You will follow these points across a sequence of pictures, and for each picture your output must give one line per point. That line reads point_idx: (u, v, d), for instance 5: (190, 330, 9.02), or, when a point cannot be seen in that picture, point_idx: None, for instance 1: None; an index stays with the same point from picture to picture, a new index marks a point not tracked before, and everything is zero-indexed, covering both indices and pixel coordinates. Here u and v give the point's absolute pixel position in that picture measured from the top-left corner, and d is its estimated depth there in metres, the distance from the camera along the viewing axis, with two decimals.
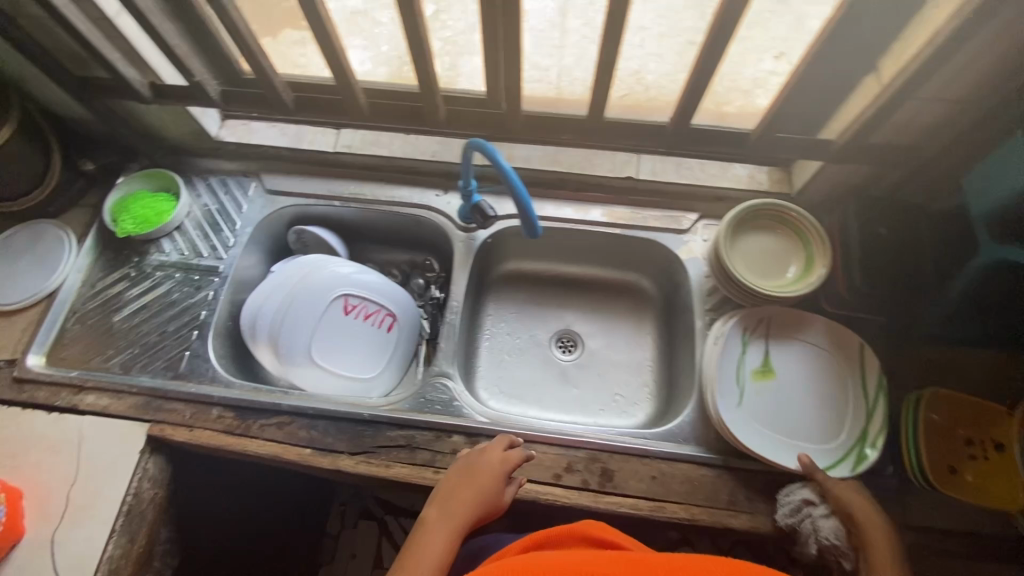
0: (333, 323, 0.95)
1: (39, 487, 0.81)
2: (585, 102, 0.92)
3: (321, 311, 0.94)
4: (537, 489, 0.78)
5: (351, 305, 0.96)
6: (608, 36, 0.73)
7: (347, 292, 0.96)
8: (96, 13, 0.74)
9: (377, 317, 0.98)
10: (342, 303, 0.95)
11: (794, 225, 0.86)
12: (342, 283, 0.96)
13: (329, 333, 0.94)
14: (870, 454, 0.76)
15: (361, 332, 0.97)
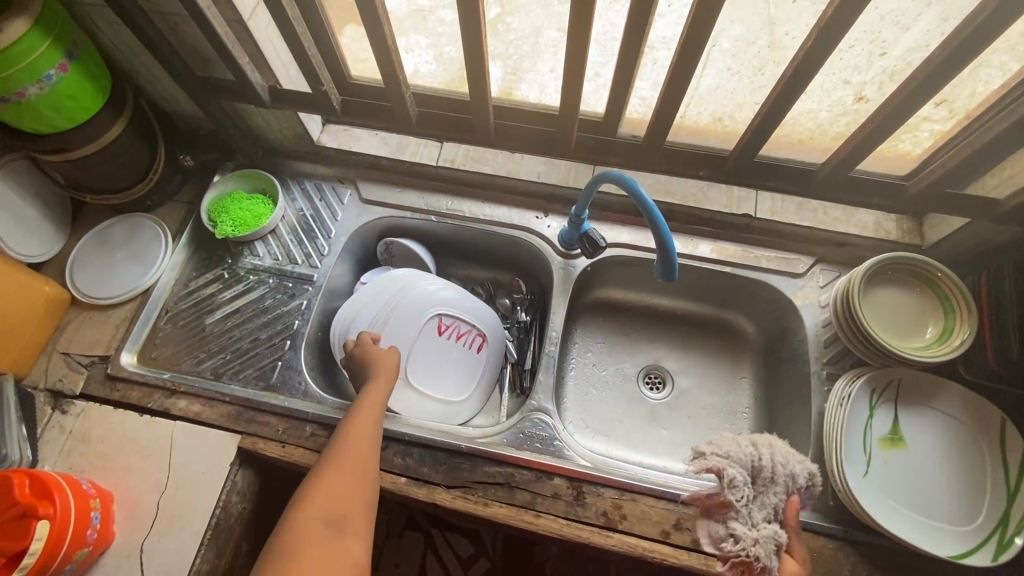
0: (430, 344, 0.91)
1: (129, 491, 0.79)
2: (725, 136, 0.87)
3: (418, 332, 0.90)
4: (645, 546, 0.73)
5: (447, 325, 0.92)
6: (794, 79, 0.69)
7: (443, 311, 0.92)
8: (232, 15, 0.72)
9: (469, 338, 0.94)
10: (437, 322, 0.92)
11: (935, 284, 0.79)
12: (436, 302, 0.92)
13: (424, 353, 0.90)
14: (1016, 542, 0.69)
15: (455, 354, 0.93)
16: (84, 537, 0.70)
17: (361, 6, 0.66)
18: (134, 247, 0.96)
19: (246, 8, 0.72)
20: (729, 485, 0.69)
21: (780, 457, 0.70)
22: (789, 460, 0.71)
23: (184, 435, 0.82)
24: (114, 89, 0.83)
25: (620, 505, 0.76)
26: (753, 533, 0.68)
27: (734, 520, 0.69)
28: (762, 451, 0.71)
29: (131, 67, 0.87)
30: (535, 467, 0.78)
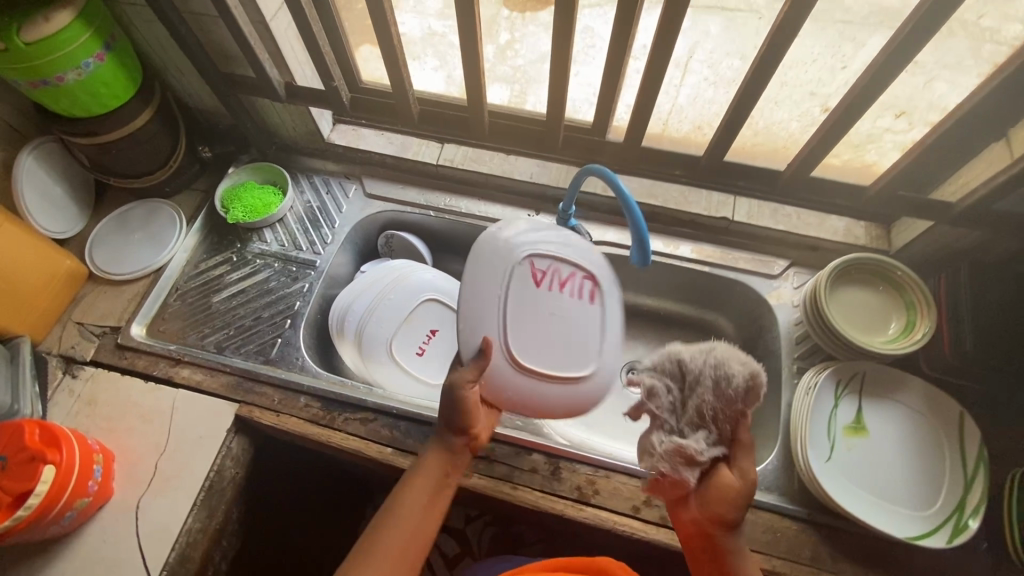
0: (533, 302, 0.69)
1: (130, 452, 0.84)
2: (701, 144, 0.93)
3: (519, 288, 0.69)
4: (616, 519, 0.77)
5: (534, 269, 0.70)
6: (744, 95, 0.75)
7: (530, 251, 0.71)
8: (257, 16, 0.80)
9: (573, 283, 0.71)
10: (529, 267, 0.70)
11: (899, 284, 0.84)
12: (514, 241, 0.71)
13: (540, 314, 0.69)
14: (970, 525, 0.72)
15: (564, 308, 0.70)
16: (85, 487, 0.75)
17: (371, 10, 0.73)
18: (150, 228, 1.02)
19: (270, 10, 0.80)
20: (650, 397, 0.57)
21: (707, 357, 0.56)
22: (710, 348, 0.57)
23: (186, 401, 0.87)
24: (143, 82, 0.91)
25: (593, 481, 0.79)
26: (670, 441, 0.56)
27: (657, 431, 0.58)
28: (689, 350, 0.58)
29: (161, 62, 0.95)
30: (515, 443, 0.82)
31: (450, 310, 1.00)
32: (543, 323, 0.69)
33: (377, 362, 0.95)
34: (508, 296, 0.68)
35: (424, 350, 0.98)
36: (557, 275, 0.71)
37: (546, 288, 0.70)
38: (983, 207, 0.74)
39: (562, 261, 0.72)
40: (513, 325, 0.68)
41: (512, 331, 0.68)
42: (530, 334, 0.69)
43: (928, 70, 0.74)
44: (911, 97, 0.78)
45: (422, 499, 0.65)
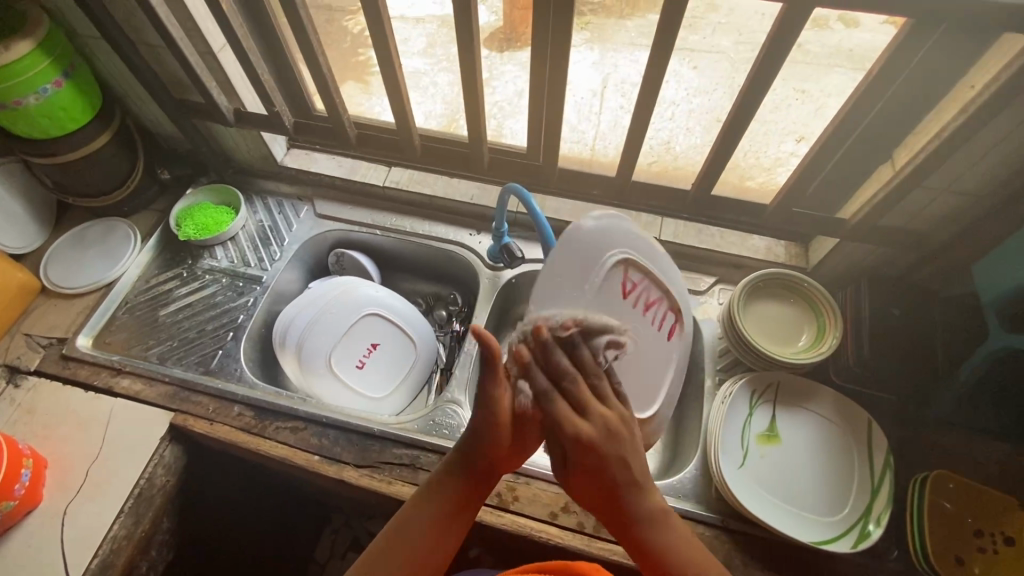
0: (619, 313, 0.65)
1: (64, 458, 0.86)
2: (613, 165, 0.99)
3: (611, 298, 0.64)
4: (533, 526, 0.78)
5: (625, 280, 0.66)
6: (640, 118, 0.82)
7: (626, 260, 0.65)
8: (204, 47, 0.88)
9: (655, 313, 0.70)
10: (621, 276, 0.65)
11: (809, 297, 0.88)
12: (623, 243, 0.65)
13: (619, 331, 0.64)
14: (873, 531, 0.74)
15: (642, 333, 0.68)
16: (11, 490, 0.76)
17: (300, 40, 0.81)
18: (105, 245, 1.07)
19: (216, 42, 0.88)
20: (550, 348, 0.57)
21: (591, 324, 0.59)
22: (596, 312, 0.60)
23: (122, 410, 0.89)
24: (103, 106, 0.97)
25: (513, 488, 0.81)
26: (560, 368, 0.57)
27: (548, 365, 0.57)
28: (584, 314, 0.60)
29: (123, 90, 1.02)
30: (438, 451, 0.84)
31: (392, 324, 1.02)
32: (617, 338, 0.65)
33: (314, 375, 0.96)
34: (591, 292, 0.62)
35: (365, 363, 1.00)
36: (647, 296, 0.68)
37: (632, 303, 0.66)
38: (870, 221, 0.80)
39: (654, 286, 0.69)
40: (577, 310, 0.60)
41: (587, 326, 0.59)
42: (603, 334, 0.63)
43: (817, 97, 0.81)
44: (807, 122, 0.84)
45: (445, 506, 0.57)
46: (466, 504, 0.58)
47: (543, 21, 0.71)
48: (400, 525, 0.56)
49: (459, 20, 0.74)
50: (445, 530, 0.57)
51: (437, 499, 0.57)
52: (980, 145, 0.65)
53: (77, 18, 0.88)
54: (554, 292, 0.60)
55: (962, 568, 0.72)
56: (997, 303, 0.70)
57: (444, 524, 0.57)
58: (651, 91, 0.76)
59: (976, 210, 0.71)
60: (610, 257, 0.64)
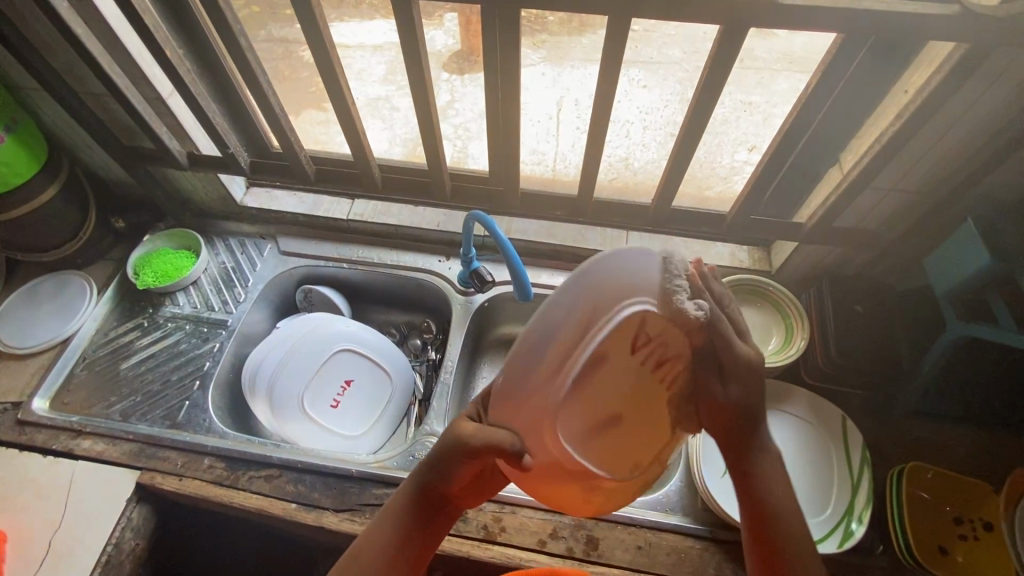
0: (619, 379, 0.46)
1: (23, 531, 0.81)
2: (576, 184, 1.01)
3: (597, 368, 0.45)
4: (522, 555, 0.77)
5: (640, 337, 0.45)
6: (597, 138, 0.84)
7: (643, 312, 0.44)
8: (151, 93, 0.86)
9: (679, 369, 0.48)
10: (633, 333, 0.45)
11: (775, 300, 0.90)
12: (642, 286, 0.45)
13: (611, 396, 0.47)
14: (856, 529, 0.74)
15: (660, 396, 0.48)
16: None
17: (250, 82, 0.81)
18: (59, 300, 1.03)
19: (164, 87, 0.86)
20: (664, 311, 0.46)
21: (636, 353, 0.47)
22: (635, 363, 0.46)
23: (85, 473, 0.85)
24: (49, 158, 0.94)
25: (499, 518, 0.80)
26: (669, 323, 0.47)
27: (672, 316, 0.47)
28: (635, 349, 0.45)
29: (69, 140, 0.99)
30: None
31: (365, 358, 1.00)
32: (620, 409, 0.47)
33: (286, 417, 0.93)
34: (585, 359, 0.45)
35: (339, 401, 0.97)
36: (670, 353, 0.46)
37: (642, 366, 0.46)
38: (825, 223, 0.82)
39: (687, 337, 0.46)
40: (574, 398, 0.46)
41: (569, 404, 0.47)
42: (590, 417, 0.47)
43: (763, 108, 0.84)
44: (756, 132, 0.87)
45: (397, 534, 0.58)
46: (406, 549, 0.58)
47: (492, 51, 0.72)
48: (355, 554, 0.57)
49: (407, 56, 0.75)
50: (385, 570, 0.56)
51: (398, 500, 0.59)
52: (918, 146, 0.68)
53: (16, 72, 0.86)
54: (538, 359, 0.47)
55: (946, 557, 0.72)
56: (951, 297, 0.72)
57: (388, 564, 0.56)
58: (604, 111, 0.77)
59: (921, 207, 0.74)
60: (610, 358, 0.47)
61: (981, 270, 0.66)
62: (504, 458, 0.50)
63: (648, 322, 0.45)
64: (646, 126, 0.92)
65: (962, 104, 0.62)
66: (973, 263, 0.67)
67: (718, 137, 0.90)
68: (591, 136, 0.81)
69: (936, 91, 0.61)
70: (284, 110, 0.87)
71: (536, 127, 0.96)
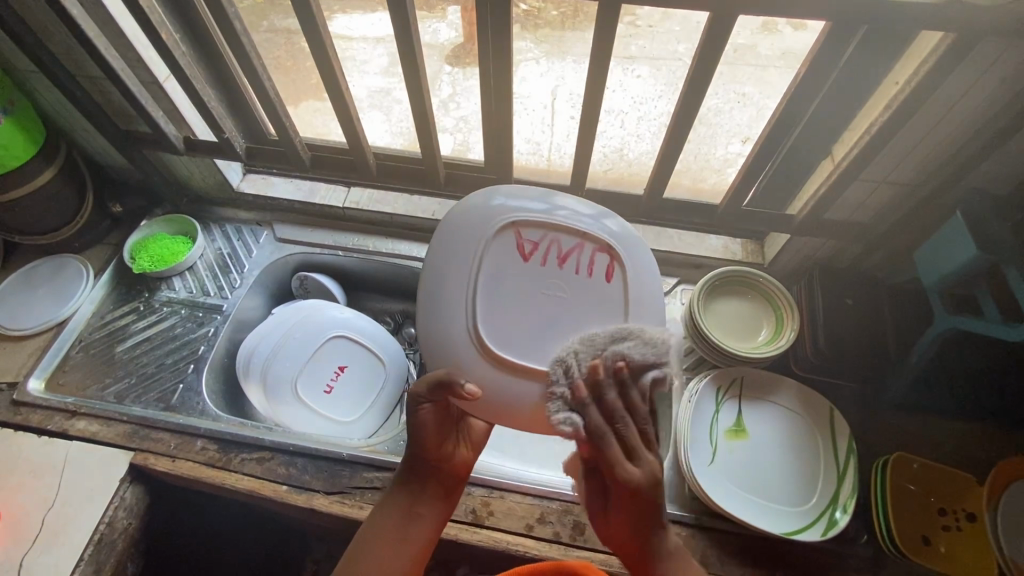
0: (518, 279, 0.64)
1: (17, 508, 0.82)
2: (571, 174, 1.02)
3: (501, 262, 0.64)
4: (509, 539, 0.78)
5: (522, 242, 0.65)
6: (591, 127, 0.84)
7: (515, 222, 0.66)
8: (148, 77, 0.87)
9: (575, 258, 0.65)
10: (513, 239, 0.65)
11: (766, 293, 0.90)
12: (508, 207, 0.66)
13: (521, 293, 0.64)
14: (840, 518, 0.75)
15: (561, 286, 0.64)
16: None
17: (246, 67, 0.81)
18: (56, 283, 1.03)
19: (160, 72, 0.87)
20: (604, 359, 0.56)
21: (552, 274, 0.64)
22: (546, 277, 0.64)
23: (79, 453, 0.86)
24: (47, 141, 0.94)
25: (487, 503, 0.80)
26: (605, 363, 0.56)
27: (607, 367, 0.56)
28: (538, 249, 0.65)
29: (67, 124, 1.00)
30: None
31: (359, 345, 1.01)
32: (535, 299, 0.64)
33: (279, 402, 0.94)
34: (484, 270, 0.63)
35: (332, 387, 0.98)
36: (552, 252, 0.65)
37: (535, 264, 0.65)
38: (816, 216, 0.82)
39: (561, 235, 0.66)
40: (487, 301, 0.63)
41: (484, 307, 0.62)
42: (508, 311, 0.63)
43: (756, 100, 0.84)
44: (749, 124, 0.87)
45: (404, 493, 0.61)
46: (417, 505, 0.60)
47: (486, 39, 0.72)
48: (364, 537, 0.58)
49: (401, 45, 0.75)
50: (404, 527, 0.59)
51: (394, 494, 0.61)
52: (908, 139, 0.69)
53: (14, 54, 0.86)
54: (448, 291, 0.62)
55: (928, 547, 0.73)
56: (939, 289, 0.72)
57: (406, 519, 0.60)
58: (597, 101, 0.77)
59: (911, 199, 0.74)
60: (490, 225, 0.65)
61: (967, 262, 0.66)
62: (454, 395, 0.58)
63: (518, 228, 0.66)
64: (641, 117, 0.92)
65: (951, 96, 0.62)
66: (960, 256, 0.67)
67: (712, 128, 0.90)
68: (584, 126, 0.81)
69: (925, 82, 0.61)
70: (280, 96, 0.87)
71: (532, 117, 0.96)
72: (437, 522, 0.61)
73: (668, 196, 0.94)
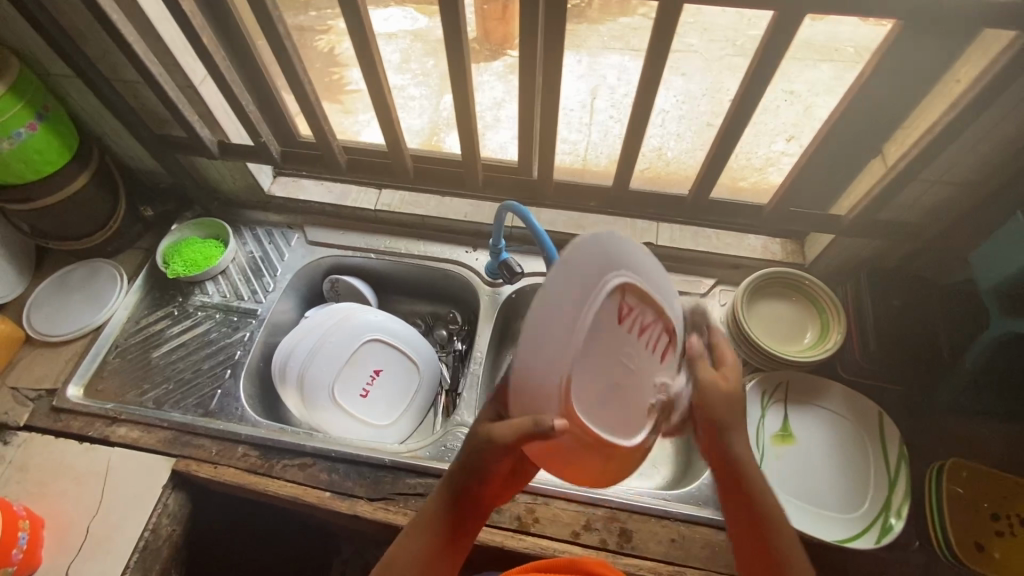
0: (611, 343, 0.50)
1: (62, 515, 0.82)
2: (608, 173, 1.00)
3: (604, 327, 0.49)
4: (556, 546, 0.77)
5: (622, 303, 0.50)
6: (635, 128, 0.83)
7: (627, 278, 0.50)
8: (184, 81, 0.86)
9: (651, 333, 0.55)
10: (617, 302, 0.50)
11: (810, 294, 0.88)
12: (626, 261, 0.50)
13: (607, 360, 0.50)
14: (894, 525, 0.74)
15: (634, 360, 0.53)
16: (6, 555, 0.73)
17: (285, 70, 0.81)
18: (90, 289, 1.03)
19: (196, 75, 0.86)
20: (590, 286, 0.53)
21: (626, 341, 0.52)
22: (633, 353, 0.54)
23: (121, 460, 0.86)
24: (80, 146, 0.94)
25: (533, 509, 0.80)
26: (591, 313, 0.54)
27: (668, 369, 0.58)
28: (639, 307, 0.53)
29: (100, 129, 0.99)
30: None
31: (395, 349, 0.99)
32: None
33: (317, 407, 0.94)
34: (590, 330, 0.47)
35: (369, 391, 0.97)
36: (642, 316, 0.53)
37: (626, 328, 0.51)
38: (866, 216, 0.80)
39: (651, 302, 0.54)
40: (583, 376, 0.48)
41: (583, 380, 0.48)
42: (593, 386, 0.49)
43: (804, 98, 0.82)
44: (796, 122, 0.85)
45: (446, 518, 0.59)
46: (458, 535, 0.59)
47: (533, 39, 0.71)
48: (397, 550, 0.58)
49: (447, 45, 0.74)
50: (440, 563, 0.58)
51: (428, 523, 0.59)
52: (972, 139, 0.66)
53: (49, 59, 0.86)
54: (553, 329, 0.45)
55: (985, 554, 0.72)
56: (1001, 292, 0.70)
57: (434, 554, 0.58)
58: (646, 93, 0.75)
59: (970, 199, 0.72)
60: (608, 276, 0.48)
61: None
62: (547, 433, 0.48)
63: (628, 290, 0.51)
64: (680, 116, 0.91)
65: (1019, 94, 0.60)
66: (1023, 256, 0.66)
67: (757, 127, 0.88)
68: (630, 128, 0.80)
69: (996, 82, 0.59)
70: (318, 98, 0.87)
71: (569, 116, 0.95)
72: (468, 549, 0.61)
73: (711, 196, 0.92)
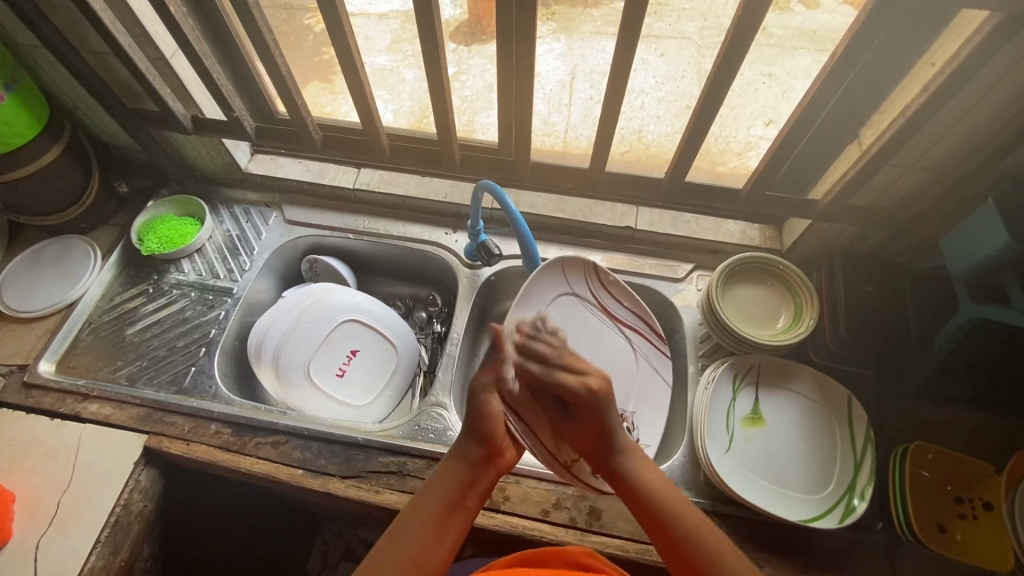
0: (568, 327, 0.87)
1: (32, 490, 0.81)
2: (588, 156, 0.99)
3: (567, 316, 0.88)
4: (525, 524, 0.78)
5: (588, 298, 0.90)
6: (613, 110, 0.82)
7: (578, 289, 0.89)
8: (155, 53, 0.84)
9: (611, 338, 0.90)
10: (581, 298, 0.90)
11: (784, 279, 0.89)
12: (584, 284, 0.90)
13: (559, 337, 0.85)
14: (857, 506, 0.75)
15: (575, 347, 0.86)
16: None
17: (257, 44, 0.79)
18: (63, 265, 1.02)
19: (167, 47, 0.84)
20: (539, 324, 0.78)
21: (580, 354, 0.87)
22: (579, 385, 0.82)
23: (92, 436, 0.85)
24: (51, 119, 0.92)
25: (503, 488, 0.80)
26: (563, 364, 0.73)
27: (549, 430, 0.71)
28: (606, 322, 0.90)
29: (71, 102, 0.97)
30: (426, 456, 0.83)
31: (372, 329, 0.99)
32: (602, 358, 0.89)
33: (292, 386, 0.93)
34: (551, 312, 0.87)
35: (344, 371, 0.97)
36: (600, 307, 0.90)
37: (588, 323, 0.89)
38: (840, 202, 0.80)
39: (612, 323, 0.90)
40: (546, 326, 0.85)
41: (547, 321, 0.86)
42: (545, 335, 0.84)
43: (782, 81, 0.81)
44: (774, 107, 0.85)
45: (459, 481, 0.65)
46: (462, 502, 0.65)
47: (507, 18, 0.70)
48: (404, 517, 0.62)
49: (420, 24, 0.73)
50: (441, 527, 0.62)
51: (441, 488, 0.65)
52: (942, 124, 0.67)
53: (16, 28, 0.84)
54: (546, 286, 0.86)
55: (946, 537, 0.73)
56: (967, 277, 0.71)
57: (446, 517, 0.63)
58: (621, 75, 0.74)
59: (941, 185, 0.72)
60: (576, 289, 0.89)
61: (998, 249, 0.65)
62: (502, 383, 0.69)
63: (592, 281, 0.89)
64: (660, 99, 0.90)
65: (989, 78, 0.60)
66: (990, 242, 0.66)
67: (736, 110, 0.88)
68: (607, 110, 0.79)
69: (966, 64, 0.59)
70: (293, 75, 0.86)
71: (550, 99, 0.95)
72: (473, 513, 0.65)
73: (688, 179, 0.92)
